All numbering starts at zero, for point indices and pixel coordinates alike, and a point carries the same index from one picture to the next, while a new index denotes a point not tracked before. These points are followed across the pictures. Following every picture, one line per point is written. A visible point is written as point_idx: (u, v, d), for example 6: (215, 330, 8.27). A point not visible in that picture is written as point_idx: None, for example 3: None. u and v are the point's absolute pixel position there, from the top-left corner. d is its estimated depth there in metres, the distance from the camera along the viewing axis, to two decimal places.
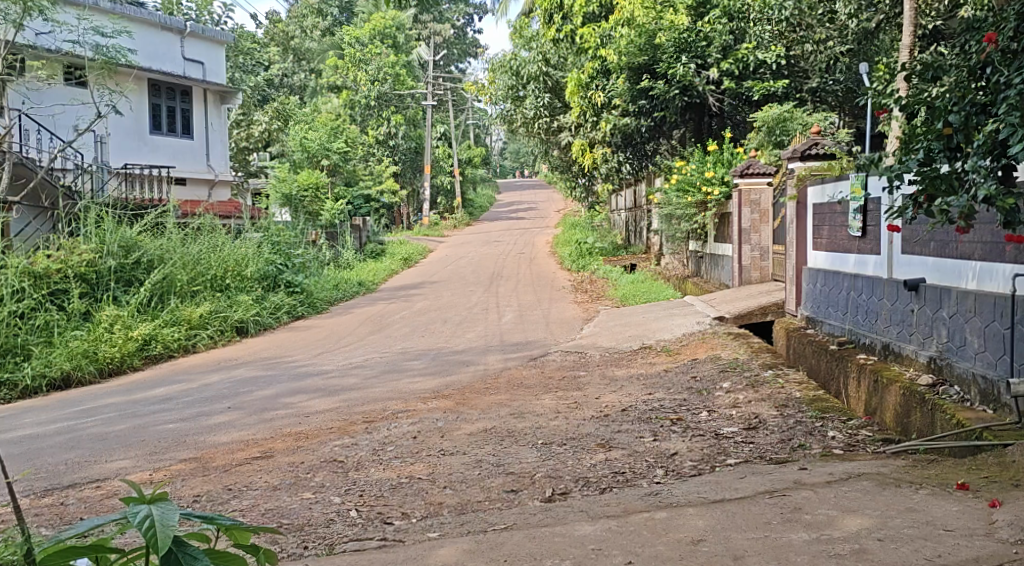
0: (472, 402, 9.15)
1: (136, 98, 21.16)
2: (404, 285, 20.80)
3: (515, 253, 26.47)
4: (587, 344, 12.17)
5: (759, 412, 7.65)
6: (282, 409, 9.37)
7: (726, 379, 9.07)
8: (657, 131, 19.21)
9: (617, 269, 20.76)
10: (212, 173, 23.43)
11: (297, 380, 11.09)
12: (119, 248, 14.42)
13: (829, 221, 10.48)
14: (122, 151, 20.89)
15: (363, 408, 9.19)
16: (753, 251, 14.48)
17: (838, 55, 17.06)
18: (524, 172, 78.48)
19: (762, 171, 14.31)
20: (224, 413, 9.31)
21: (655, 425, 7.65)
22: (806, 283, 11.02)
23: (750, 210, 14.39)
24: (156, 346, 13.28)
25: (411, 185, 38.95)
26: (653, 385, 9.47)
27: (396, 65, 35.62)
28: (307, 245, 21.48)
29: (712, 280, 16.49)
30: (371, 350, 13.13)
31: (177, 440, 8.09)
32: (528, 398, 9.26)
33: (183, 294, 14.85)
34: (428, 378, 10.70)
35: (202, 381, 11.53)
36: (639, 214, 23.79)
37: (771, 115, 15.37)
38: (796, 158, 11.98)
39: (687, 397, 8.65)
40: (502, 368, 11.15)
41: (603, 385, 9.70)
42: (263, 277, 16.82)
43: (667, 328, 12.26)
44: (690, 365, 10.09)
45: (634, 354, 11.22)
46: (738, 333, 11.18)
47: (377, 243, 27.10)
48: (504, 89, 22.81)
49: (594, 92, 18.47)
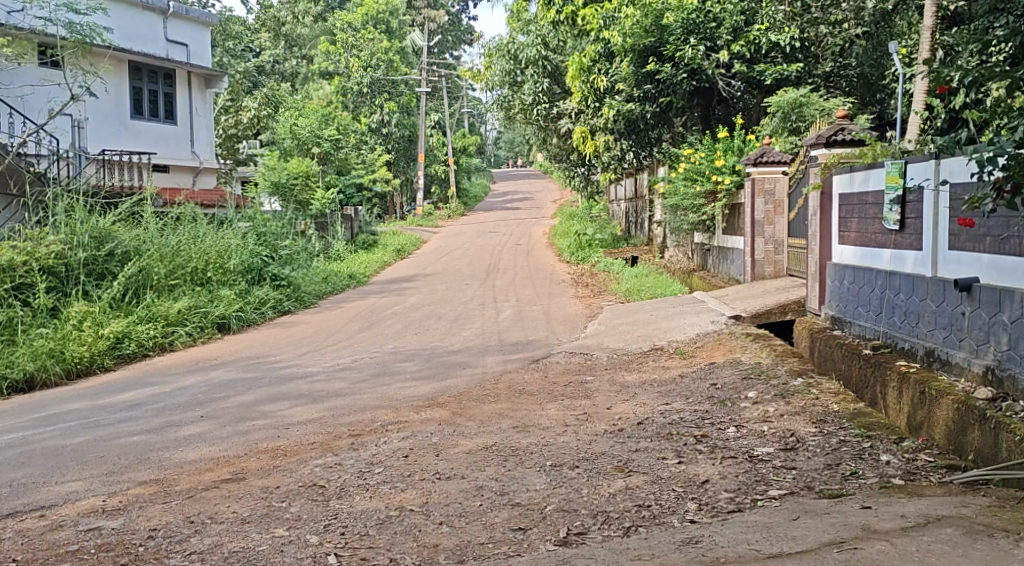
0: (471, 414, 8.29)
1: (115, 80, 20.24)
2: (397, 278, 19.90)
3: (512, 245, 25.59)
4: (592, 344, 11.29)
5: (794, 429, 6.81)
6: (261, 418, 8.53)
7: (751, 387, 8.20)
8: (662, 117, 18.06)
9: (619, 262, 19.91)
10: (197, 160, 22.52)
11: (279, 385, 10.23)
12: (91, 240, 13.61)
13: (858, 213, 9.62)
14: (100, 136, 19.96)
15: (351, 418, 8.35)
16: (767, 244, 13.61)
17: (854, 39, 16.02)
18: (518, 160, 77.63)
19: (778, 159, 13.43)
20: (196, 425, 8.46)
21: (676, 442, 6.79)
22: (831, 280, 10.18)
23: (764, 202, 13.54)
24: (129, 345, 12.41)
25: (405, 174, 37.97)
26: (669, 392, 8.61)
27: (390, 51, 34.64)
28: (296, 236, 20.61)
29: (721, 274, 15.62)
30: (361, 350, 12.26)
31: (139, 458, 7.30)
32: (532, 408, 8.40)
33: (159, 288, 13.96)
34: (423, 383, 9.84)
35: (176, 386, 10.69)
36: (642, 204, 22.90)
37: (786, 99, 14.42)
38: (821, 144, 11.14)
39: (709, 407, 7.79)
40: (502, 371, 10.31)
41: (614, 392, 8.85)
42: (248, 269, 15.86)
43: (678, 326, 11.39)
44: (709, 370, 9.24)
45: (645, 356, 10.36)
46: (758, 334, 10.34)
47: (370, 234, 26.17)
48: (502, 74, 21.90)
49: (596, 76, 17.50)
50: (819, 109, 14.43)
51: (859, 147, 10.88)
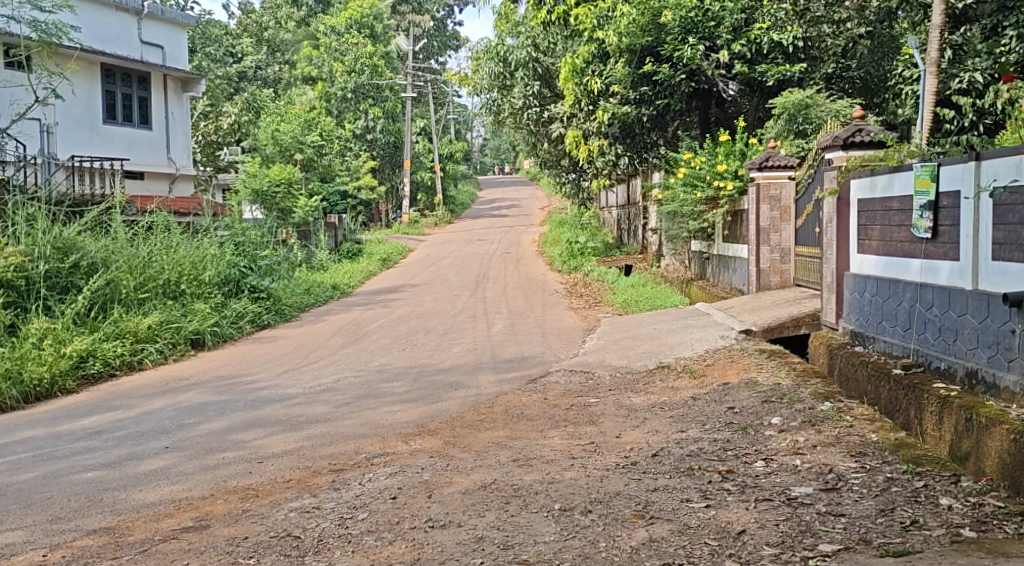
0: (463, 443, 7.53)
1: (86, 84, 19.43)
2: (383, 288, 19.12)
3: (500, 253, 24.83)
4: (592, 361, 10.51)
5: (832, 463, 6.04)
6: (231, 450, 7.79)
7: (774, 412, 7.40)
8: (660, 120, 17.29)
9: (613, 271, 19.14)
10: (174, 167, 21.69)
11: (254, 408, 9.47)
12: (54, 251, 12.81)
13: (881, 220, 8.85)
14: (71, 141, 19.16)
15: (332, 449, 7.59)
16: (773, 253, 12.85)
17: (857, 38, 15.44)
18: (503, 168, 76.65)
19: (785, 163, 12.79)
20: (158, 459, 7.73)
21: (698, 480, 6.01)
22: (850, 292, 9.40)
23: (770, 207, 12.77)
24: (93, 364, 11.71)
25: (390, 180, 36.78)
26: (682, 417, 7.83)
27: (375, 55, 33.76)
28: (277, 245, 19.84)
29: (722, 284, 14.86)
30: (343, 367, 11.45)
31: (92, 500, 6.67)
32: (531, 435, 7.63)
33: (128, 302, 13.15)
34: (411, 406, 9.06)
35: (142, 411, 9.95)
36: (635, 211, 22.17)
37: (792, 100, 13.58)
38: (836, 145, 10.10)
39: (730, 436, 7.02)
40: (498, 392, 9.51)
41: (621, 417, 8.05)
42: (224, 281, 15.02)
43: (685, 342, 10.62)
44: (724, 392, 8.44)
45: (651, 374, 9.59)
46: (773, 350, 9.57)
47: (354, 243, 25.35)
48: (489, 78, 21.03)
49: (590, 78, 16.70)
50: (827, 110, 13.62)
51: (879, 150, 9.96)
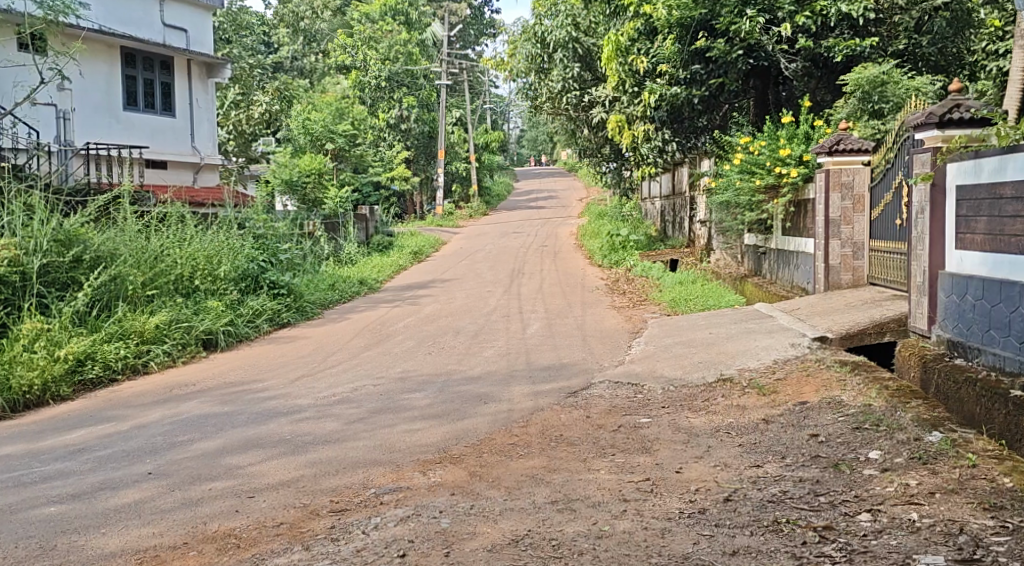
0: (492, 476, 6.28)
1: (104, 68, 18.39)
2: (413, 284, 17.87)
3: (537, 246, 23.56)
4: (642, 371, 9.20)
5: (962, 521, 4.95)
6: (222, 479, 6.60)
7: (872, 445, 6.16)
8: (712, 104, 15.70)
9: (658, 266, 17.82)
10: (199, 156, 20.56)
11: (259, 423, 8.28)
12: (55, 243, 11.66)
13: (992, 209, 7.60)
14: (89, 128, 18.10)
15: (335, 481, 6.38)
16: (844, 248, 11.51)
17: (933, 11, 14.07)
18: (540, 159, 75.10)
19: (858, 146, 11.36)
20: (136, 488, 6.56)
21: (787, 539, 4.96)
22: (949, 294, 8.15)
23: (841, 197, 11.46)
24: (92, 368, 10.61)
25: (424, 172, 35.24)
26: (756, 445, 6.57)
27: (409, 42, 32.72)
28: (301, 237, 18.67)
29: (782, 281, 13.56)
30: (363, 374, 10.25)
31: (44, 547, 5.56)
32: (574, 468, 6.36)
33: (135, 300, 11.99)
34: (434, 424, 7.82)
35: (134, 424, 8.80)
36: (681, 202, 20.83)
37: (866, 75, 12.20)
38: (931, 123, 8.58)
39: (820, 475, 5.77)
40: (535, 407, 8.26)
41: (681, 443, 6.79)
42: (242, 276, 13.81)
43: (749, 349, 9.28)
44: (805, 416, 7.14)
45: (711, 388, 8.31)
46: (855, 363, 8.27)
47: (387, 235, 24.04)
48: (527, 61, 19.82)
49: (636, 58, 15.18)
50: (905, 88, 12.18)
51: (982, 128, 8.48)
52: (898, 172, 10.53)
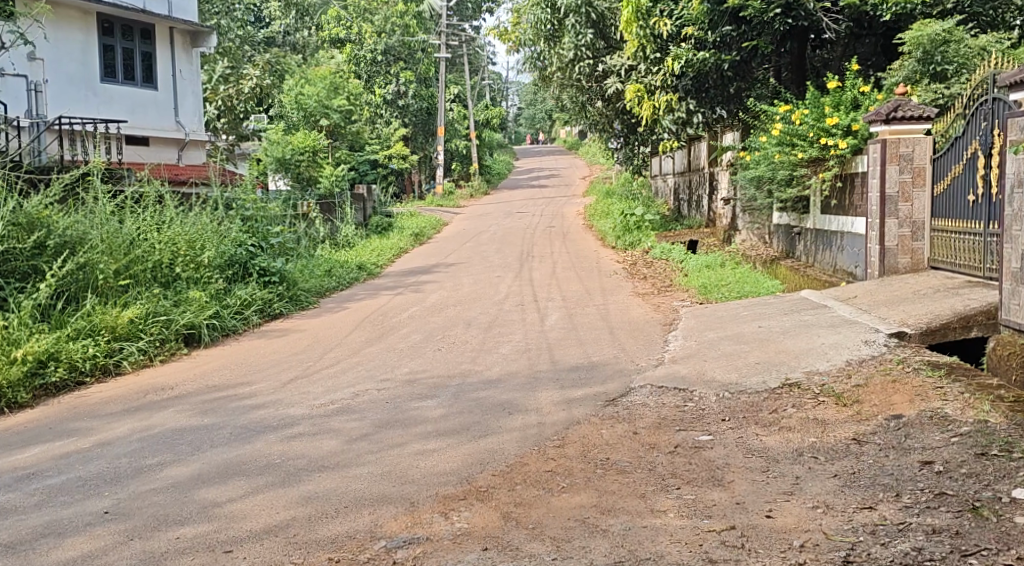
0: (532, 521, 5.07)
1: (78, 38, 16.99)
2: (415, 269, 16.54)
3: (544, 227, 22.21)
4: (689, 374, 7.89)
5: None
6: (194, 523, 5.37)
7: (1009, 478, 5.01)
8: (743, 68, 14.32)
9: (678, 246, 16.54)
10: (183, 132, 19.18)
11: (243, 441, 6.97)
12: (14, 228, 10.32)
13: None
14: (62, 102, 16.72)
15: (334, 528, 5.18)
16: (903, 227, 10.16)
17: None
18: (538, 137, 73.33)
19: (919, 113, 10.00)
20: (88, 536, 5.32)
21: None
22: None
23: (899, 169, 10.11)
24: (55, 370, 9.31)
25: (422, 150, 33.83)
26: (856, 476, 5.31)
27: (406, 14, 31.08)
28: (295, 219, 17.36)
29: (823, 264, 12.26)
30: (365, 376, 8.94)
31: None
32: (634, 508, 5.13)
33: (106, 291, 10.66)
34: (452, 444, 6.51)
35: (95, 441, 7.47)
36: (699, 178, 19.50)
37: (926, 33, 10.89)
38: None
39: (960, 524, 4.71)
40: (570, 420, 6.96)
41: (759, 473, 5.50)
42: (228, 262, 12.45)
43: (814, 347, 7.97)
44: (906, 435, 5.85)
45: (778, 396, 7.01)
46: (947, 365, 7.00)
47: (385, 216, 22.67)
48: (535, 26, 18.38)
49: (658, 20, 13.81)
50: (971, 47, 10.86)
51: None
52: (972, 140, 9.18)
